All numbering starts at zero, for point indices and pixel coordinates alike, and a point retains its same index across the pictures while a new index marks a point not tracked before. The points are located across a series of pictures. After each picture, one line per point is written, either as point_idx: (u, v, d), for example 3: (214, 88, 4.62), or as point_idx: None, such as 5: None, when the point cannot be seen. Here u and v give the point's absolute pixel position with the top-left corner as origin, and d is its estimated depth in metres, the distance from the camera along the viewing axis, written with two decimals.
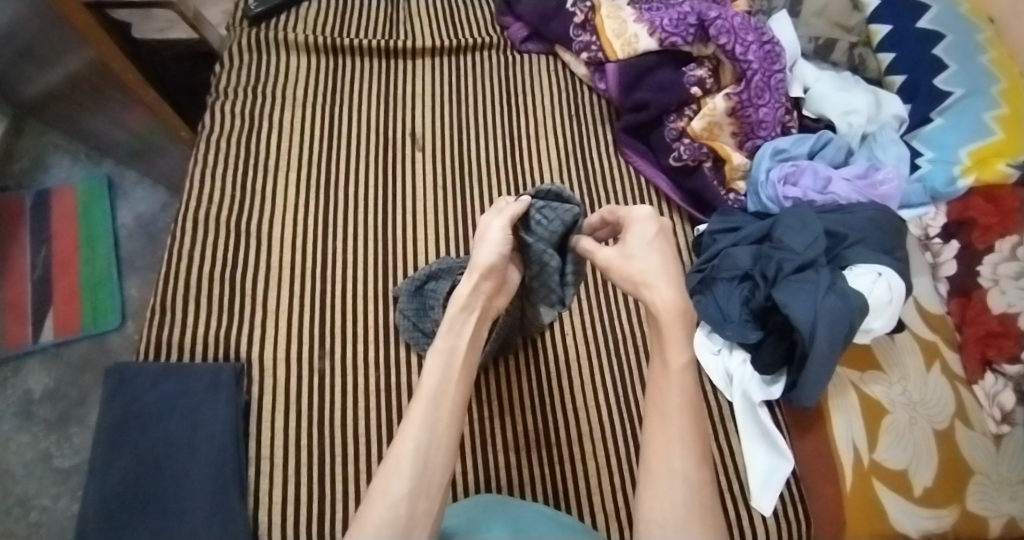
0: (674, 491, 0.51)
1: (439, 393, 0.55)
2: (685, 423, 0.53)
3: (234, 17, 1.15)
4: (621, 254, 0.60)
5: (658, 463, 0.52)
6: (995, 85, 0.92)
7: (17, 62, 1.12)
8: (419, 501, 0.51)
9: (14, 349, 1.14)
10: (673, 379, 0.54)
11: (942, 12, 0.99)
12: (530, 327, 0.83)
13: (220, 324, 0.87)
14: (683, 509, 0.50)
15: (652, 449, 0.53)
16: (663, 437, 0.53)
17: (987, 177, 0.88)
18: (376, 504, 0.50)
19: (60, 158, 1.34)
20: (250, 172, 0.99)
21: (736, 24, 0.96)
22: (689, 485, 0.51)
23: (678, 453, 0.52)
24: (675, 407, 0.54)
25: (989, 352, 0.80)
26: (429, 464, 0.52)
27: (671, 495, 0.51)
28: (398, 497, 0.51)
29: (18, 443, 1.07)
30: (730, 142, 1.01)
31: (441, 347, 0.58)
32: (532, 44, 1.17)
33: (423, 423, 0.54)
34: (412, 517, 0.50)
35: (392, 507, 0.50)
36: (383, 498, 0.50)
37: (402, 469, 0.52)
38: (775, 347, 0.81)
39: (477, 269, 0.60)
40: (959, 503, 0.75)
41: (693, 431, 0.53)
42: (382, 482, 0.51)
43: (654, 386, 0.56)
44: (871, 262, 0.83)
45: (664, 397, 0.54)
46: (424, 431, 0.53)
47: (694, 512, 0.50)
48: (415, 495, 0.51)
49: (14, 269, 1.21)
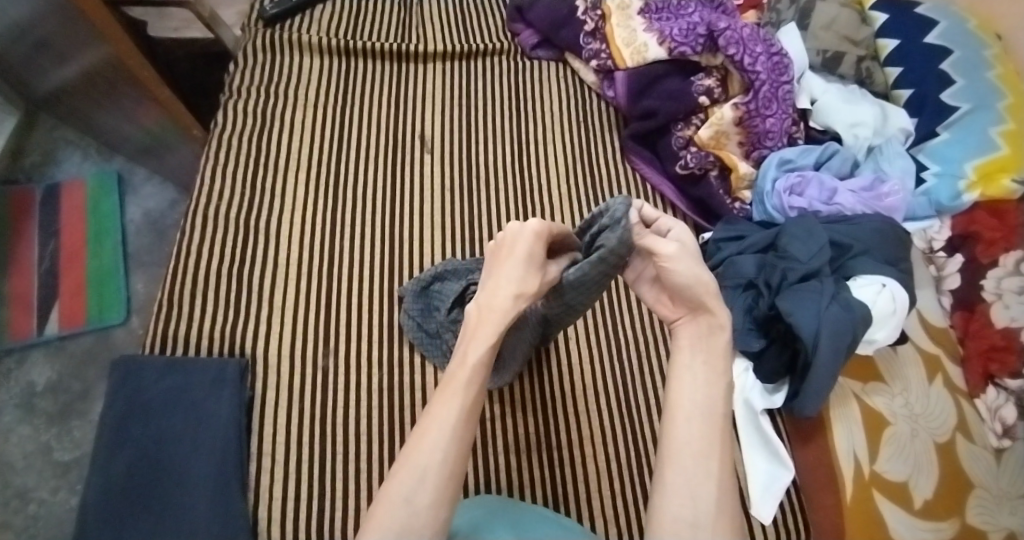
0: (707, 491, 0.49)
1: (472, 405, 0.52)
2: (704, 422, 0.52)
3: (249, 18, 1.17)
4: (683, 263, 0.54)
5: (693, 459, 0.50)
6: (1001, 101, 0.93)
7: (33, 58, 1.14)
8: (440, 511, 0.48)
9: (18, 341, 1.15)
10: (716, 386, 0.53)
11: (948, 29, 1.01)
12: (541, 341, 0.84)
13: (226, 320, 0.88)
14: (715, 511, 0.48)
15: (686, 447, 0.51)
16: (701, 440, 0.51)
17: (993, 192, 0.89)
18: (397, 510, 0.48)
19: (72, 153, 1.36)
20: (260, 170, 1.01)
21: (745, 35, 0.97)
22: (721, 488, 0.50)
23: (713, 456, 0.50)
24: (717, 416, 0.52)
25: (991, 366, 0.80)
26: (453, 472, 0.50)
27: (706, 494, 0.49)
28: (421, 503, 0.48)
29: (20, 434, 1.08)
30: (736, 152, 1.02)
31: (483, 363, 0.52)
32: (542, 51, 1.18)
33: (452, 434, 0.50)
34: (432, 527, 0.48)
35: (412, 517, 0.48)
36: (406, 506, 0.47)
37: (427, 478, 0.49)
38: (779, 354, 0.82)
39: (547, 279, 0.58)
40: (959, 516, 0.74)
41: (713, 428, 0.51)
42: (404, 490, 0.48)
43: (690, 386, 0.53)
44: (875, 274, 0.83)
45: (710, 399, 0.52)
46: (452, 442, 0.50)
47: (723, 507, 0.49)
48: (437, 505, 0.48)
49: (21, 261, 1.22)
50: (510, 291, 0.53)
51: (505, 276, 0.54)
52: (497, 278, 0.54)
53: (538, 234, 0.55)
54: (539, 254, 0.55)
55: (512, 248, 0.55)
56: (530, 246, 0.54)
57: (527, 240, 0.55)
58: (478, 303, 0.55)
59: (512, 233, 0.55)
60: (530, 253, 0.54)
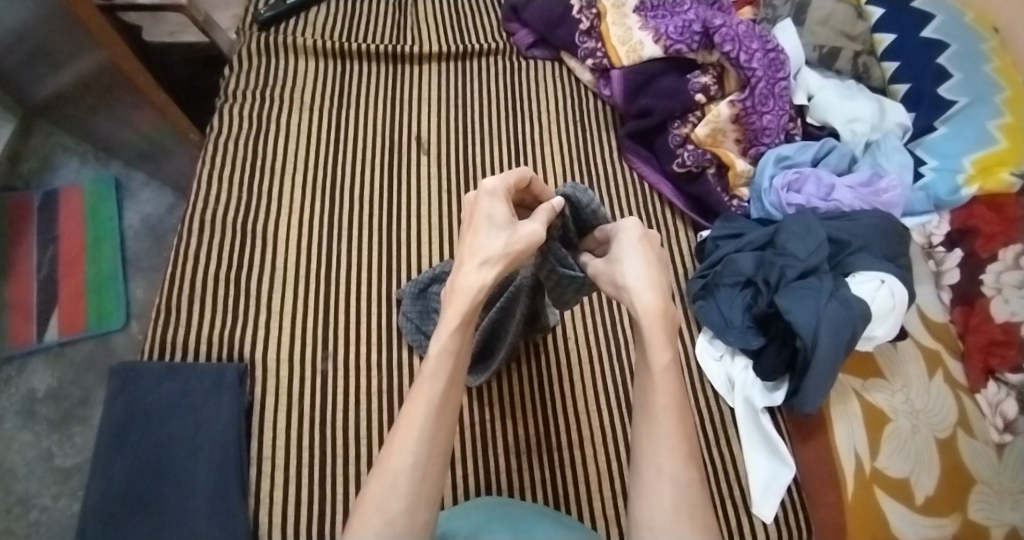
0: (663, 491, 0.49)
1: (442, 401, 0.50)
2: (662, 425, 0.51)
3: (244, 22, 1.16)
4: (611, 254, 0.58)
5: (652, 463, 0.50)
6: (999, 94, 0.93)
7: (29, 65, 1.14)
8: (417, 514, 0.47)
9: (19, 348, 1.15)
10: (656, 378, 0.52)
11: (946, 22, 1.00)
12: (529, 330, 0.83)
13: (225, 324, 0.88)
14: (673, 508, 0.48)
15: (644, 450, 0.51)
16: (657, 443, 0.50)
17: (991, 186, 0.89)
18: (370, 519, 0.46)
19: (69, 159, 1.36)
20: (256, 174, 1.00)
21: (740, 32, 0.97)
22: (678, 485, 0.49)
23: (667, 456, 0.50)
24: (661, 410, 0.51)
25: (991, 361, 0.79)
26: (428, 476, 0.48)
27: (662, 496, 0.49)
28: (395, 512, 0.46)
29: (21, 441, 1.08)
30: (734, 149, 1.02)
31: (446, 349, 0.51)
32: (537, 50, 1.18)
33: (423, 433, 0.48)
34: (410, 534, 0.46)
35: (388, 524, 0.46)
36: (380, 515, 0.46)
37: (400, 484, 0.47)
38: (778, 352, 0.82)
39: (520, 241, 0.53)
40: (961, 511, 0.74)
41: (670, 430, 0.50)
42: (377, 497, 0.46)
43: (640, 388, 0.54)
44: (874, 270, 0.82)
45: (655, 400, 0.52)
46: (423, 443, 0.48)
47: (683, 507, 0.48)
48: (414, 510, 0.47)
49: (20, 268, 1.22)
50: (476, 264, 0.51)
51: (468, 244, 0.52)
52: (464, 253, 0.53)
53: (495, 194, 0.56)
54: (500, 214, 0.54)
55: (473, 214, 0.55)
56: (490, 207, 0.54)
57: (486, 204, 0.55)
58: (449, 283, 0.53)
59: (472, 203, 0.56)
60: (490, 215, 0.54)
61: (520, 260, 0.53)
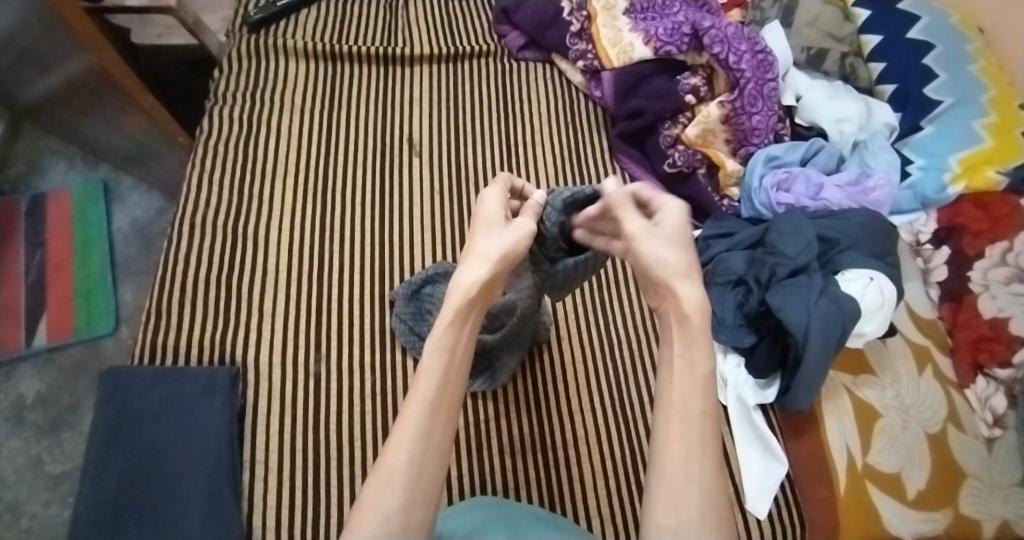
0: (690, 497, 0.46)
1: (438, 399, 0.49)
2: (695, 426, 0.47)
3: (234, 24, 1.16)
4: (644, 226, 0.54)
5: (679, 466, 0.46)
6: (984, 94, 0.95)
7: (15, 67, 1.13)
8: (413, 513, 0.46)
9: (6, 354, 1.13)
10: (695, 381, 0.49)
11: (930, 23, 1.02)
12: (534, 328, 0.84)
13: (217, 327, 0.87)
14: (700, 518, 0.45)
15: (668, 449, 0.47)
16: (683, 444, 0.47)
17: (977, 184, 0.90)
18: (365, 518, 0.45)
19: (56, 162, 1.34)
20: (247, 176, 1.00)
21: (730, 33, 0.98)
22: (705, 492, 0.46)
23: (696, 459, 0.46)
24: (692, 410, 0.48)
25: (980, 356, 0.81)
26: (425, 473, 0.47)
27: (688, 502, 0.45)
28: (391, 509, 0.46)
29: (10, 448, 1.06)
30: (724, 149, 1.03)
31: (440, 345, 0.50)
32: (528, 52, 1.18)
33: (419, 429, 0.48)
34: (405, 532, 0.46)
35: (384, 523, 0.45)
36: (375, 513, 0.45)
37: (395, 483, 0.46)
38: (771, 349, 0.83)
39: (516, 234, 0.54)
40: (952, 506, 0.75)
41: (702, 435, 0.47)
42: (373, 496, 0.46)
43: (669, 384, 0.49)
44: (862, 268, 0.83)
45: (685, 399, 0.48)
46: (420, 440, 0.48)
47: (710, 514, 0.45)
48: (409, 508, 0.46)
49: (8, 273, 1.21)
50: (470, 260, 0.52)
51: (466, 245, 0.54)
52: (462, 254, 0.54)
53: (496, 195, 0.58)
54: (496, 213, 0.56)
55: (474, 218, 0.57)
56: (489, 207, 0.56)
57: (487, 205, 0.57)
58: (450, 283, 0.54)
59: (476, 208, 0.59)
60: (489, 215, 0.56)
61: (518, 254, 0.53)
